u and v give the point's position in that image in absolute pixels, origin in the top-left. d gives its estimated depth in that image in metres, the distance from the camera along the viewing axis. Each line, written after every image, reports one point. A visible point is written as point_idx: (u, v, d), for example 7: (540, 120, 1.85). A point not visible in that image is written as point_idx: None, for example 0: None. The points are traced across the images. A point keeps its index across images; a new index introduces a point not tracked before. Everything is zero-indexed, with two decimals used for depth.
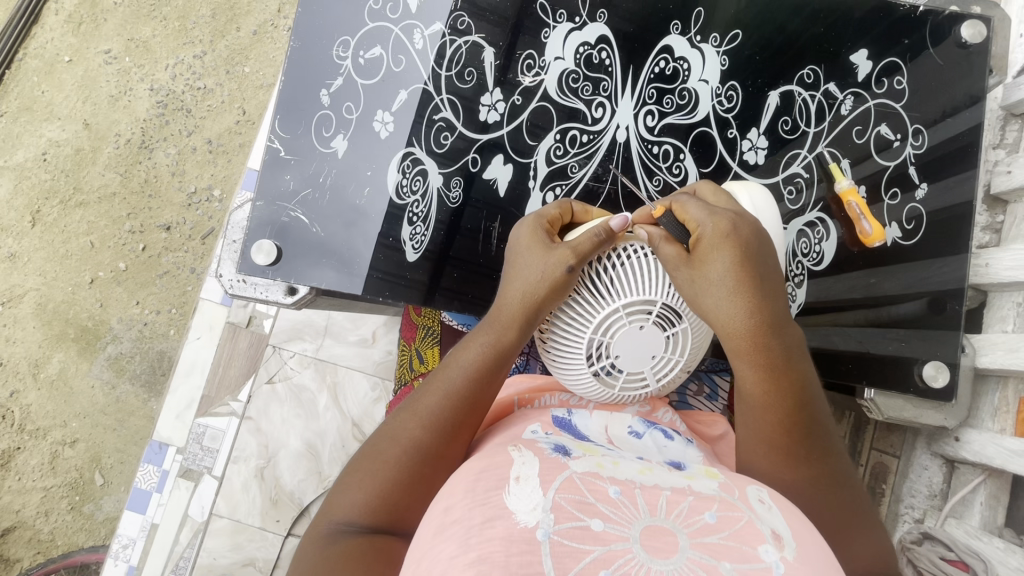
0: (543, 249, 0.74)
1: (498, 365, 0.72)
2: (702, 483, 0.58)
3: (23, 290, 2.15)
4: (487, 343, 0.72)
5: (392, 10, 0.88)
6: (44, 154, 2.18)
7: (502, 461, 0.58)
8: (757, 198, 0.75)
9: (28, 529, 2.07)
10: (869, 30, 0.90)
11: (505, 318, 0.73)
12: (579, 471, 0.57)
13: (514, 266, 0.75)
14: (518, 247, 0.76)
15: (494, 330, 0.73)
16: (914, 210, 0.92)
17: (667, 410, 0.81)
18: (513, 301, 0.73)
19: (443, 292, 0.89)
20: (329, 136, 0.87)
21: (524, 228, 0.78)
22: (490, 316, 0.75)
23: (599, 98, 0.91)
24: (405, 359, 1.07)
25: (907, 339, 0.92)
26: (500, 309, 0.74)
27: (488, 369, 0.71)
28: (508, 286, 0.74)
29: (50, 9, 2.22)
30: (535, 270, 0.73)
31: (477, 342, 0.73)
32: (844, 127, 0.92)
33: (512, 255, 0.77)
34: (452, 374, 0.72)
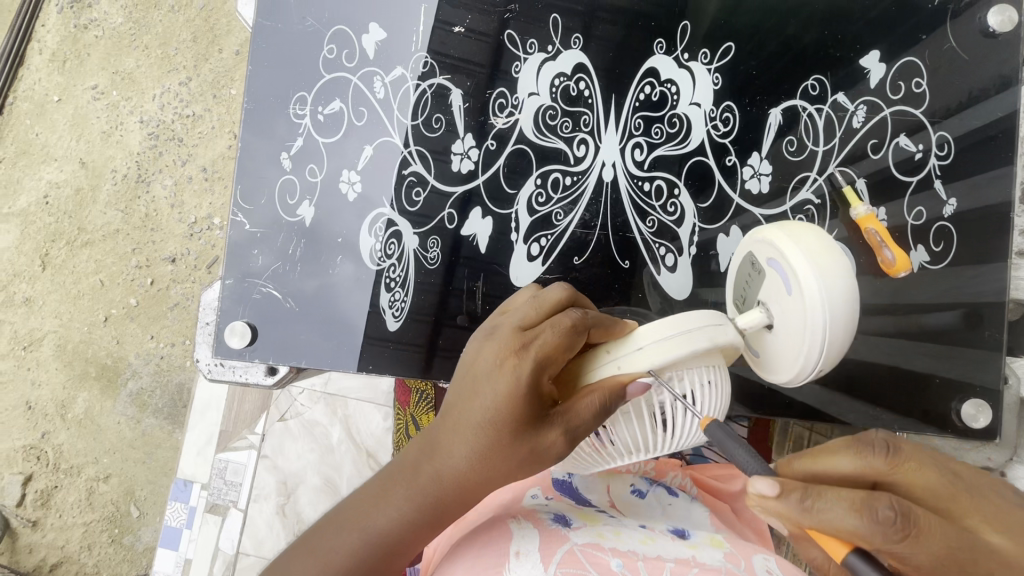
0: (534, 421, 0.51)
1: (433, 516, 0.53)
2: (707, 555, 0.58)
3: (42, 333, 2.05)
4: (423, 511, 0.53)
5: (348, 58, 0.86)
6: (46, 197, 2.08)
7: (501, 536, 0.56)
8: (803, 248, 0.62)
9: (73, 564, 1.99)
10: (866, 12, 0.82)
11: (460, 492, 0.53)
12: (581, 542, 0.56)
13: (483, 418, 0.51)
14: (493, 404, 0.51)
15: (433, 495, 0.53)
16: (944, 228, 0.81)
17: (677, 474, 0.83)
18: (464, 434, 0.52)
19: (442, 355, 0.86)
20: (295, 204, 0.86)
21: (510, 379, 0.50)
22: (427, 461, 0.54)
23: (580, 134, 0.88)
24: (401, 424, 1.14)
25: (937, 355, 0.83)
26: (451, 469, 0.52)
27: (416, 521, 0.53)
28: (462, 409, 0.53)
29: (34, 49, 2.12)
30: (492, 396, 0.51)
31: (412, 482, 0.53)
32: (856, 143, 0.83)
33: (477, 397, 0.52)
34: (373, 521, 0.53)
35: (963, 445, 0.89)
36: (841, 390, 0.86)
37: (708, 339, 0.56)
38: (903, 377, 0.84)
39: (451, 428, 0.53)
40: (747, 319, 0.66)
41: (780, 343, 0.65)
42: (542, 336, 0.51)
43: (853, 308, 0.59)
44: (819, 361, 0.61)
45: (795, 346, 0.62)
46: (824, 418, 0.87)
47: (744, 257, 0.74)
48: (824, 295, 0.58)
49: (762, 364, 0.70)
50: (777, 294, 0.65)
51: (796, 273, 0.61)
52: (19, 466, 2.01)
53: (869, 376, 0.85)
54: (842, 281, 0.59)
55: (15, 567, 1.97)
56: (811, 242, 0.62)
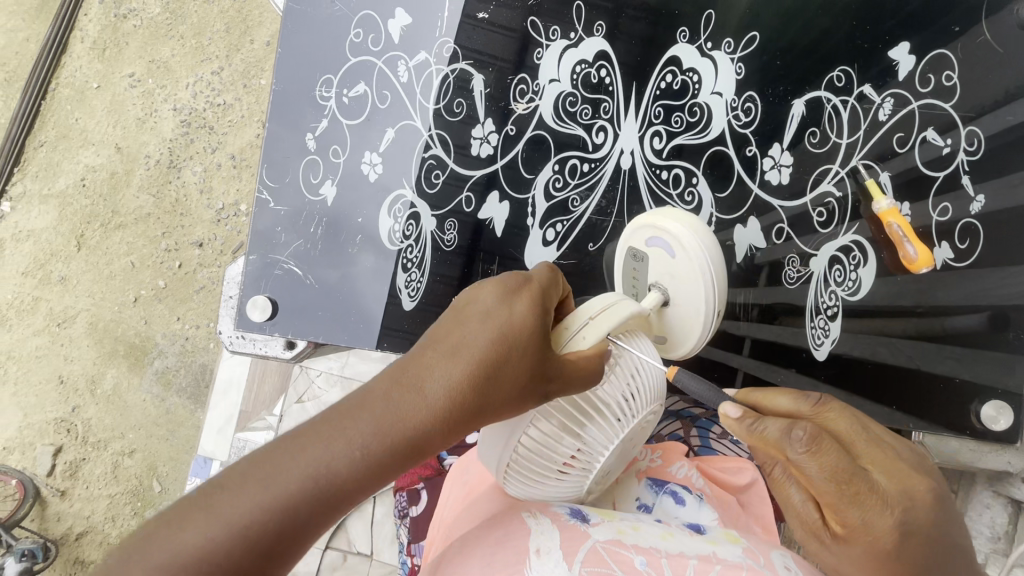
0: (538, 353, 0.45)
1: (404, 453, 0.39)
2: (726, 550, 0.57)
3: (75, 311, 2.13)
4: (381, 457, 0.38)
5: (374, 43, 0.88)
6: (83, 180, 2.16)
7: (518, 529, 0.56)
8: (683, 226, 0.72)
9: (99, 533, 2.05)
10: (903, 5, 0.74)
11: (432, 436, 0.40)
12: (602, 539, 0.56)
13: (482, 333, 0.42)
14: (505, 325, 0.43)
15: (409, 425, 0.39)
16: (973, 226, 0.72)
17: (683, 463, 0.83)
18: (461, 350, 0.42)
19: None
20: (318, 183, 0.89)
21: (525, 305, 0.45)
22: (400, 390, 0.40)
23: (600, 122, 0.88)
24: None
25: (962, 359, 0.76)
26: (430, 402, 0.40)
27: (385, 458, 0.38)
28: (456, 327, 0.43)
29: (76, 38, 2.21)
30: (497, 311, 0.43)
31: (383, 407, 0.39)
32: (881, 137, 0.77)
33: (480, 320, 0.43)
34: (292, 467, 0.36)
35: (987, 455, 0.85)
36: (859, 393, 0.82)
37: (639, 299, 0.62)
38: (923, 381, 0.79)
39: (436, 350, 0.42)
40: (648, 299, 0.74)
41: (677, 303, 0.75)
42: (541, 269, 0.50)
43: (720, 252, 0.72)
44: (713, 307, 0.72)
45: (691, 300, 0.73)
46: None
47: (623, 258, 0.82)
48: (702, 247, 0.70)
49: (669, 341, 0.79)
50: (664, 269, 0.75)
51: (674, 238, 0.72)
52: (51, 437, 2.09)
53: (887, 378, 0.80)
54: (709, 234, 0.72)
55: (43, 535, 2.04)
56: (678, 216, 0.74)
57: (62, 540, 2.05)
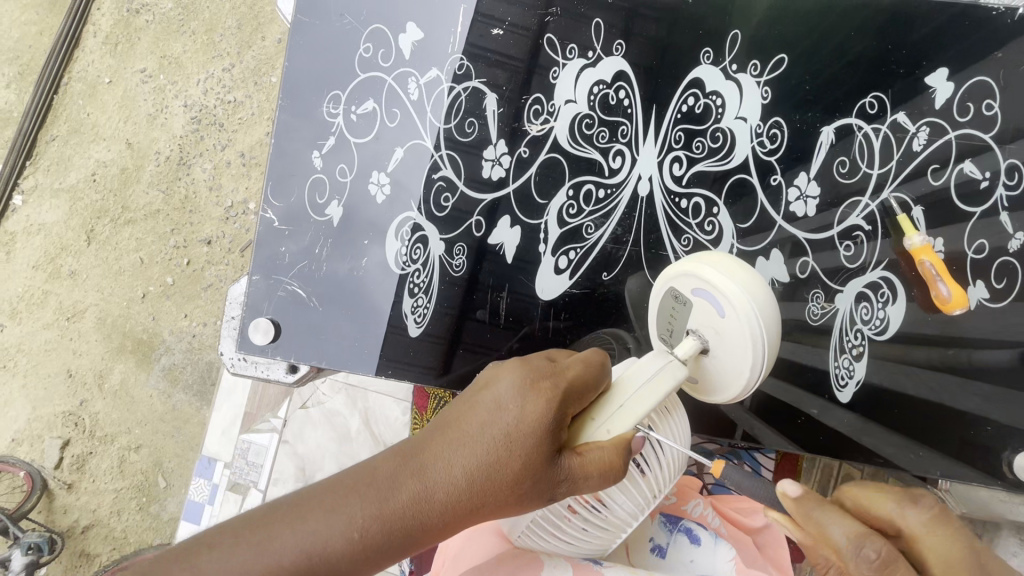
0: (539, 457, 0.49)
1: (408, 527, 0.46)
2: None
3: (83, 306, 2.13)
4: (372, 535, 0.45)
5: (384, 58, 0.86)
6: (94, 174, 2.16)
7: (538, 566, 0.65)
8: (721, 271, 0.63)
9: (104, 527, 2.07)
10: (931, 20, 0.77)
11: (422, 525, 0.47)
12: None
13: (491, 434, 0.49)
14: (507, 425, 0.48)
15: (418, 506, 0.47)
16: (1007, 263, 0.76)
17: (698, 501, 0.85)
18: (471, 443, 0.49)
19: (465, 347, 0.86)
20: (324, 203, 0.86)
21: (537, 404, 0.49)
22: (404, 478, 0.47)
23: (617, 145, 0.85)
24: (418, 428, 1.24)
25: (989, 398, 0.78)
26: (426, 489, 0.47)
27: (391, 530, 0.46)
28: (476, 420, 0.49)
29: (89, 32, 2.19)
30: (507, 415, 0.49)
31: (400, 486, 0.47)
32: (916, 166, 0.78)
33: (482, 418, 0.49)
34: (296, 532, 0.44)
35: (1010, 498, 0.83)
36: (878, 421, 0.80)
37: (676, 378, 0.60)
38: (945, 416, 0.79)
39: (444, 444, 0.49)
40: (683, 349, 0.64)
41: (717, 357, 0.65)
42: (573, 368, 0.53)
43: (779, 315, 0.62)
44: (761, 367, 0.63)
45: (736, 358, 0.64)
46: (861, 449, 0.81)
47: (661, 294, 0.72)
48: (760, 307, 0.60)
49: (702, 387, 0.70)
50: (704, 319, 0.65)
51: (727, 290, 0.62)
52: (58, 431, 2.10)
53: (907, 410, 0.80)
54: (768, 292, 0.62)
55: (50, 527, 2.05)
56: (735, 263, 0.64)
57: (68, 532, 2.06)
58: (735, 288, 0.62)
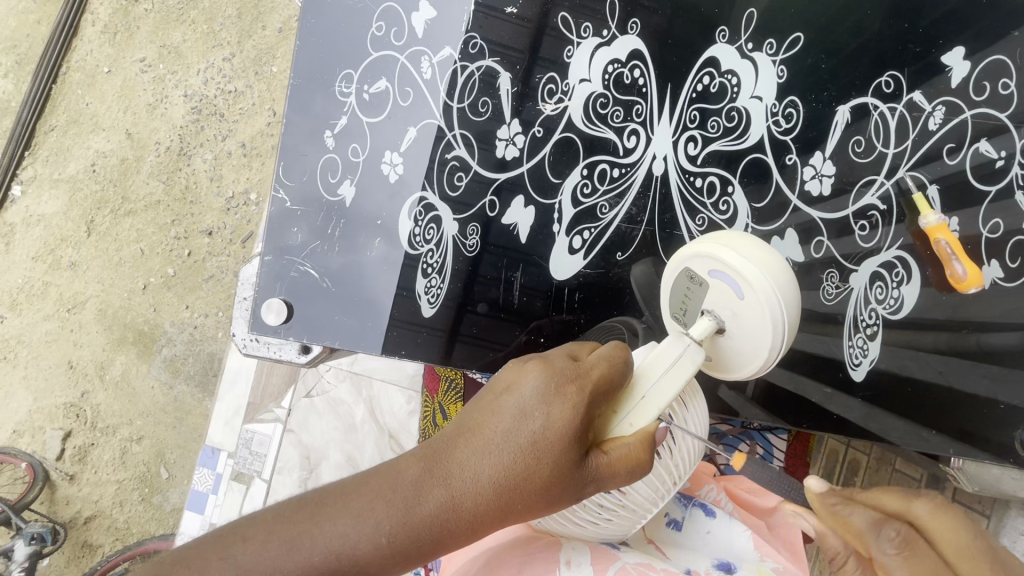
0: (565, 463, 0.49)
1: (433, 532, 0.47)
2: None
3: (84, 297, 2.12)
4: (399, 541, 0.45)
5: (397, 37, 0.85)
6: (94, 165, 2.14)
7: (552, 545, 0.65)
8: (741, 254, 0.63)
9: (106, 518, 2.07)
10: (942, 3, 0.76)
11: (449, 531, 0.47)
12: (632, 561, 0.65)
13: (518, 441, 0.48)
14: (534, 432, 0.48)
15: (444, 512, 0.47)
16: (1023, 243, 0.75)
17: (712, 487, 0.88)
18: (497, 449, 0.48)
19: (464, 339, 0.87)
20: (336, 183, 0.86)
21: (563, 410, 0.48)
22: (429, 485, 0.47)
23: (632, 125, 0.85)
24: (428, 411, 1.25)
25: (999, 378, 0.77)
26: (452, 496, 0.47)
27: (416, 536, 0.46)
28: (502, 424, 0.49)
29: (87, 21, 2.17)
30: (533, 423, 0.48)
31: (425, 492, 0.47)
32: (931, 146, 0.78)
33: (506, 424, 0.48)
34: (321, 535, 0.45)
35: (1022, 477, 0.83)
36: (884, 406, 0.82)
37: (694, 360, 0.60)
38: (953, 399, 0.80)
39: (468, 449, 0.48)
40: (701, 329, 0.64)
41: (732, 339, 0.66)
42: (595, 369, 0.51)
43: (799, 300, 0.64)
44: (778, 348, 0.64)
45: (754, 340, 0.64)
46: (863, 433, 0.84)
47: (675, 275, 0.71)
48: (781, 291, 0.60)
49: (715, 365, 0.71)
50: (721, 302, 0.65)
51: (753, 273, 0.62)
52: (60, 422, 2.09)
53: (916, 393, 0.81)
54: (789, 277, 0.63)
55: (52, 518, 2.05)
56: (757, 246, 0.65)
57: (71, 523, 2.06)
58: (755, 271, 0.62)
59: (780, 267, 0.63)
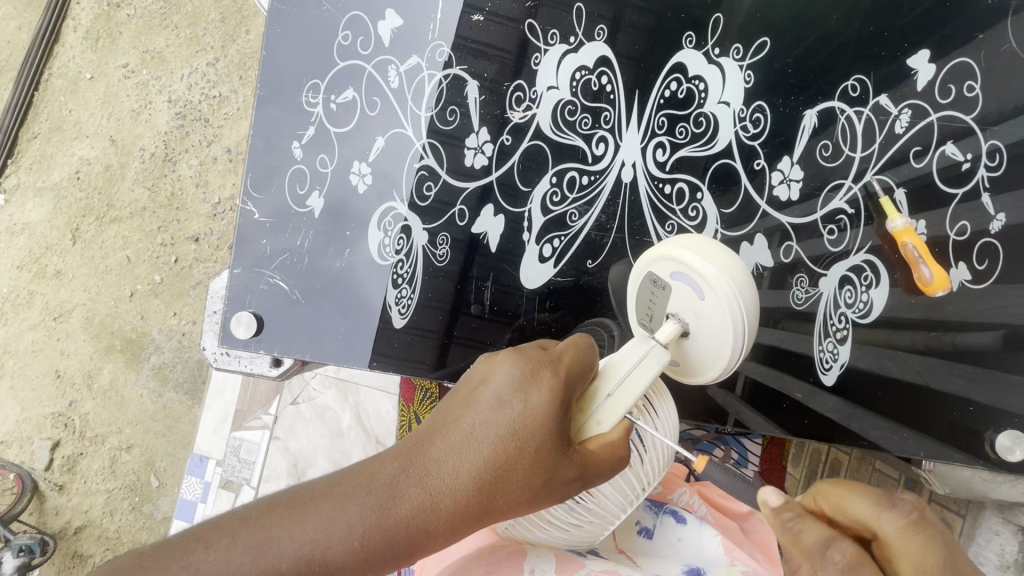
0: (545, 456, 0.47)
1: (410, 533, 0.43)
2: None
3: (70, 306, 2.10)
4: (373, 543, 0.42)
5: (363, 46, 0.84)
6: (78, 172, 2.12)
7: (517, 556, 0.66)
8: (700, 253, 0.63)
9: (96, 528, 2.05)
10: (910, 6, 0.76)
11: (427, 532, 0.44)
12: (597, 569, 0.65)
13: (496, 429, 0.46)
14: (514, 420, 0.46)
15: (420, 510, 0.43)
16: (990, 245, 0.75)
17: (685, 490, 0.88)
18: (477, 441, 0.45)
19: (461, 340, 0.86)
20: (304, 194, 0.85)
21: (540, 396, 0.47)
22: (404, 484, 0.44)
23: (601, 132, 0.85)
24: (406, 420, 1.24)
25: (974, 378, 0.78)
26: (431, 491, 0.44)
27: (392, 536, 0.42)
28: (479, 415, 0.47)
29: (69, 27, 2.15)
30: (509, 411, 0.46)
31: (401, 488, 0.44)
32: (897, 149, 0.78)
33: (484, 416, 0.46)
34: (290, 536, 0.41)
35: (995, 476, 0.84)
36: (862, 405, 0.82)
37: (659, 362, 0.58)
38: (929, 400, 0.80)
39: (446, 443, 0.46)
40: (665, 333, 0.63)
41: (697, 338, 0.65)
42: (569, 354, 0.51)
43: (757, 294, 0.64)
44: (743, 347, 0.63)
45: (718, 339, 0.64)
46: (846, 433, 0.83)
47: (640, 280, 0.71)
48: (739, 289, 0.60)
49: (684, 369, 0.70)
50: (685, 304, 0.65)
51: (709, 272, 0.62)
52: (48, 432, 2.07)
53: (892, 392, 0.81)
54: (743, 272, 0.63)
55: (41, 529, 2.04)
56: (712, 244, 0.65)
57: (60, 533, 2.05)
58: (713, 270, 0.62)
59: (743, 266, 0.62)
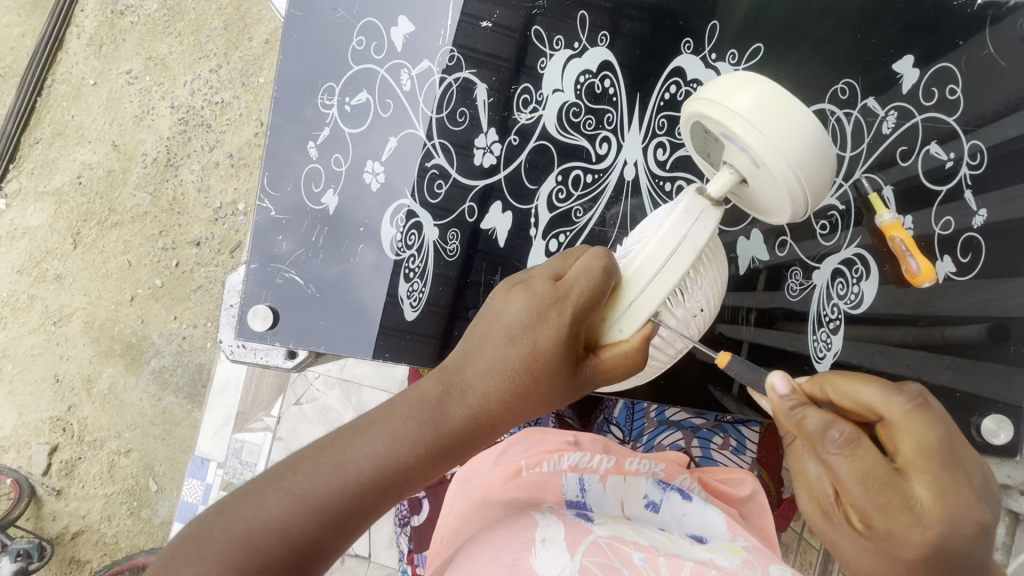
0: (566, 371, 0.54)
1: (454, 446, 0.50)
2: (726, 558, 0.66)
3: (71, 310, 2.11)
4: (431, 452, 0.49)
5: (377, 50, 0.88)
6: (79, 177, 2.14)
7: (528, 525, 0.66)
8: (759, 109, 0.59)
9: (94, 533, 2.05)
10: (898, 18, 0.83)
11: (467, 441, 0.51)
12: (603, 535, 0.66)
13: (517, 355, 0.52)
14: (530, 349, 0.52)
15: (460, 426, 0.50)
16: (972, 239, 0.79)
17: (687, 477, 0.92)
18: (501, 367, 0.52)
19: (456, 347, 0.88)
20: (319, 192, 0.88)
21: (551, 326, 0.52)
22: (442, 407, 0.50)
23: (604, 132, 0.88)
24: None
25: (962, 369, 0.81)
26: (466, 409, 0.51)
27: (439, 451, 0.49)
28: (499, 344, 0.52)
29: (72, 34, 2.18)
30: (527, 340, 0.52)
31: (442, 411, 0.50)
32: (885, 149, 0.84)
33: (510, 343, 0.52)
34: (357, 455, 0.47)
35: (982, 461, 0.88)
36: None
37: (706, 229, 0.61)
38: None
39: (478, 367, 0.52)
40: (721, 183, 0.64)
41: (753, 190, 0.65)
42: (577, 286, 0.54)
43: (819, 131, 0.59)
44: (805, 205, 0.63)
45: (774, 194, 0.64)
46: None
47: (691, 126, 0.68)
48: (798, 160, 0.58)
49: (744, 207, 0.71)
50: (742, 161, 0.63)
51: (750, 135, 0.59)
52: (46, 436, 2.08)
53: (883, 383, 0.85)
54: (798, 114, 0.59)
55: (39, 534, 2.03)
56: (760, 94, 0.59)
57: (58, 539, 2.04)
58: (775, 136, 0.58)
59: (809, 117, 0.59)
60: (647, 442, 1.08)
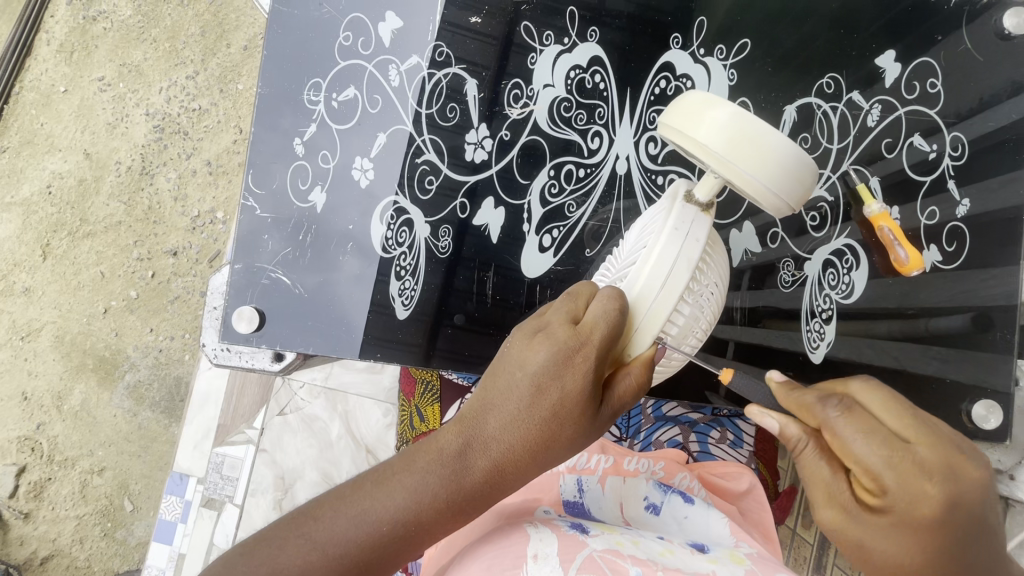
0: (593, 410, 0.54)
1: (488, 484, 0.52)
2: (727, 568, 0.65)
3: (40, 324, 2.03)
4: (467, 488, 0.51)
5: (364, 46, 0.86)
6: (49, 187, 2.07)
7: (521, 539, 0.64)
8: (726, 134, 0.58)
9: (65, 557, 1.96)
10: (878, 17, 0.85)
11: (501, 479, 0.52)
12: (599, 549, 0.64)
13: (548, 400, 0.52)
14: (560, 393, 0.52)
15: (492, 465, 0.52)
16: (955, 228, 0.81)
17: (686, 475, 0.93)
18: (534, 410, 0.52)
19: (441, 355, 0.91)
20: (306, 189, 0.85)
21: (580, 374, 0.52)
22: (477, 450, 0.52)
23: (595, 127, 0.91)
24: (406, 415, 1.24)
25: (946, 359, 0.82)
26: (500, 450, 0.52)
27: (475, 488, 0.51)
28: (531, 388, 0.52)
29: (42, 40, 2.12)
30: (557, 383, 0.52)
31: (475, 451, 0.52)
32: (871, 140, 0.87)
33: (538, 387, 0.52)
34: (374, 510, 0.50)
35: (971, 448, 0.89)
36: None
37: (698, 242, 0.62)
38: (909, 380, 0.84)
39: (489, 422, 0.52)
40: (704, 191, 0.64)
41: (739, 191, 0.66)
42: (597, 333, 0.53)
43: (790, 145, 0.59)
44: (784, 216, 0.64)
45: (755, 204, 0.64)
46: None
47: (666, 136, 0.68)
48: (769, 182, 0.58)
49: None
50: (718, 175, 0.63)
51: (716, 161, 0.60)
52: (13, 457, 1.98)
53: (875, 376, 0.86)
54: (763, 134, 0.58)
55: (4, 560, 1.92)
56: (722, 119, 0.59)
57: (26, 565, 1.94)
58: (744, 161, 0.59)
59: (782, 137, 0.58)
60: (645, 437, 1.08)
